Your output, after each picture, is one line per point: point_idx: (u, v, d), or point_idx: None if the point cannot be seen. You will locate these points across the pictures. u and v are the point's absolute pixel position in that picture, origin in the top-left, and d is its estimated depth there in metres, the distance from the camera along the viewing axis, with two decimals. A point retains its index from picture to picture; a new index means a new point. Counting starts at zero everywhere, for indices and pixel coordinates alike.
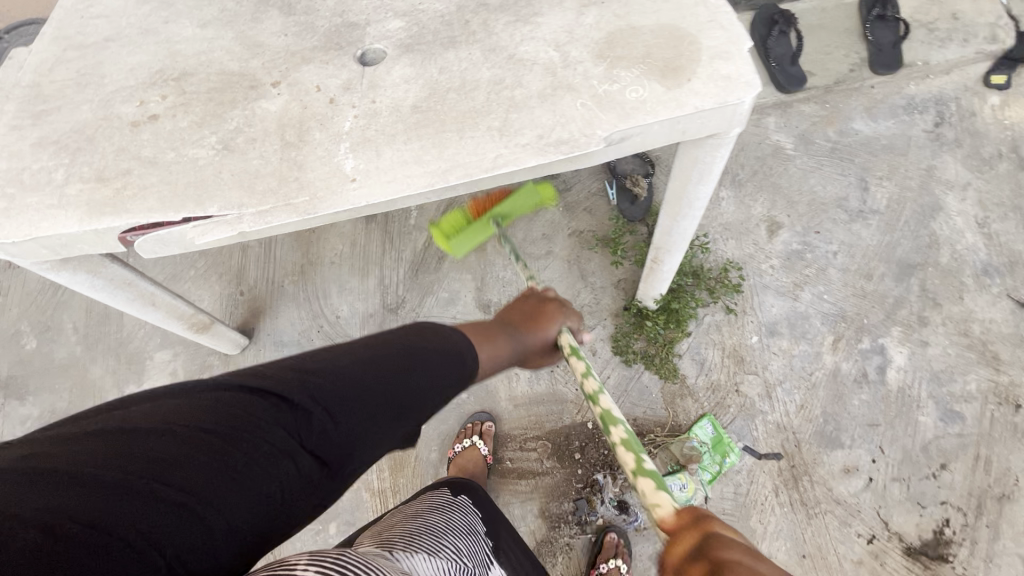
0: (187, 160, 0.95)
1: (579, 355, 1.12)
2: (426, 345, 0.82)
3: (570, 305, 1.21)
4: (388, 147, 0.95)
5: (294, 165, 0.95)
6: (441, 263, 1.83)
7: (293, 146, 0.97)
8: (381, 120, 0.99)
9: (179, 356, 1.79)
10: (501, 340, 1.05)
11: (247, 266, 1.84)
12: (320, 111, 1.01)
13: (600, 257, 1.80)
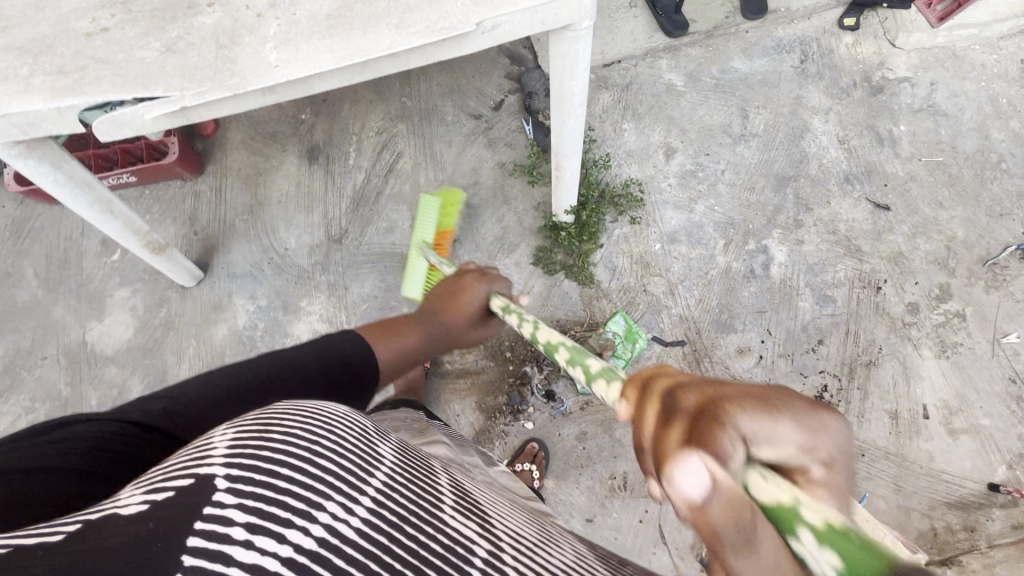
0: (135, 59, 1.12)
1: (511, 311, 1.12)
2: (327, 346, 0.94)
3: (495, 273, 1.24)
4: (305, 43, 1.14)
5: (227, 61, 1.13)
6: (379, 198, 2.04)
7: (225, 48, 1.14)
8: (300, 25, 1.15)
9: (139, 292, 1.94)
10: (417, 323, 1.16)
11: (200, 208, 2.01)
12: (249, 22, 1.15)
13: (520, 183, 2.04)
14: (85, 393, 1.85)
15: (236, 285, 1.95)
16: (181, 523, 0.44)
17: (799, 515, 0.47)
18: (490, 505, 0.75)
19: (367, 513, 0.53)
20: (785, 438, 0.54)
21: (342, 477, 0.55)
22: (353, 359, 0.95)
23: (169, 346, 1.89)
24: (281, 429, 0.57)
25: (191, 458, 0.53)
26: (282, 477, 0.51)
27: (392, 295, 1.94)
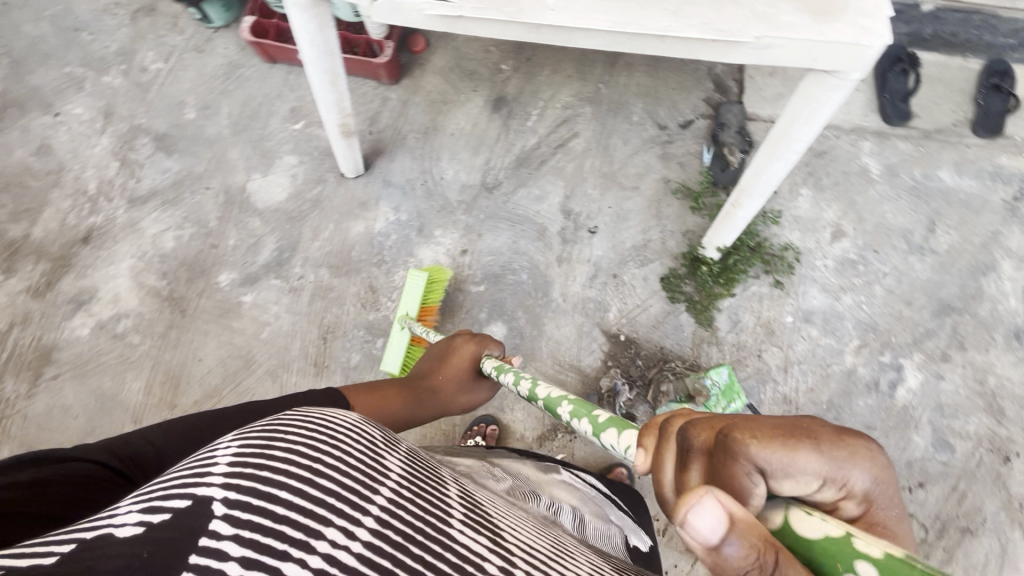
0: None
1: (503, 370, 1.30)
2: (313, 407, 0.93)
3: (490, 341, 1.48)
4: None
5: None
6: (541, 166, 2.07)
7: None
8: None
9: (303, 165, 2.08)
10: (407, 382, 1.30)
11: (382, 113, 2.12)
12: None
13: (678, 205, 2.02)
14: (227, 232, 2.02)
15: (385, 192, 2.04)
16: (175, 555, 0.42)
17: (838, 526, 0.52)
18: (511, 517, 0.68)
19: (370, 537, 0.49)
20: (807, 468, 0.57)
21: (345, 497, 0.51)
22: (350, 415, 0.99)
23: (310, 222, 2.02)
24: (286, 445, 0.54)
25: (193, 472, 0.50)
26: (281, 502, 0.48)
27: (518, 258, 1.98)
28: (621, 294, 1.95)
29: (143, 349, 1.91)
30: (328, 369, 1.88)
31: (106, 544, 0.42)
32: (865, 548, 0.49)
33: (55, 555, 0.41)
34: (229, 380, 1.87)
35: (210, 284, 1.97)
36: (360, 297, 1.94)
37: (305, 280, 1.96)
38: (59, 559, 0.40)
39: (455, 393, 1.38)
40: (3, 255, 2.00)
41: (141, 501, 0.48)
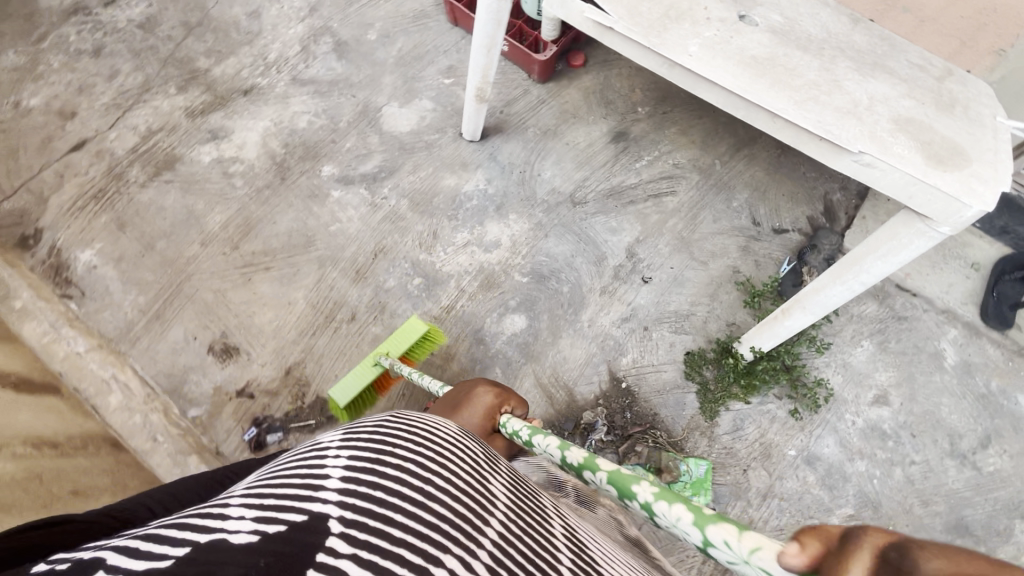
0: None
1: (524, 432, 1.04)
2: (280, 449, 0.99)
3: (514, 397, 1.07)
4: (722, 60, 1.32)
5: (662, 27, 1.36)
6: (629, 205, 2.16)
7: (669, 18, 1.37)
8: (728, 47, 1.34)
9: (434, 112, 2.32)
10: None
11: (518, 100, 2.32)
12: (697, 17, 1.38)
13: (736, 296, 2.02)
14: (349, 136, 2.29)
15: (487, 164, 2.23)
16: (301, 553, 0.43)
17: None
18: (610, 557, 0.72)
19: (486, 562, 0.52)
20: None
21: (457, 527, 0.54)
22: None
23: (415, 158, 2.24)
24: (397, 467, 0.57)
25: (306, 477, 0.53)
26: (396, 524, 0.50)
27: (568, 270, 2.07)
28: (643, 347, 1.97)
29: (239, 193, 2.20)
30: (365, 280, 2.06)
31: (224, 549, 0.42)
32: None
33: (169, 555, 0.42)
34: (286, 248, 2.11)
35: (314, 169, 2.23)
36: (421, 236, 2.12)
37: (386, 201, 2.17)
38: (179, 560, 0.41)
39: None
40: (184, 76, 2.40)
41: (250, 506, 0.49)
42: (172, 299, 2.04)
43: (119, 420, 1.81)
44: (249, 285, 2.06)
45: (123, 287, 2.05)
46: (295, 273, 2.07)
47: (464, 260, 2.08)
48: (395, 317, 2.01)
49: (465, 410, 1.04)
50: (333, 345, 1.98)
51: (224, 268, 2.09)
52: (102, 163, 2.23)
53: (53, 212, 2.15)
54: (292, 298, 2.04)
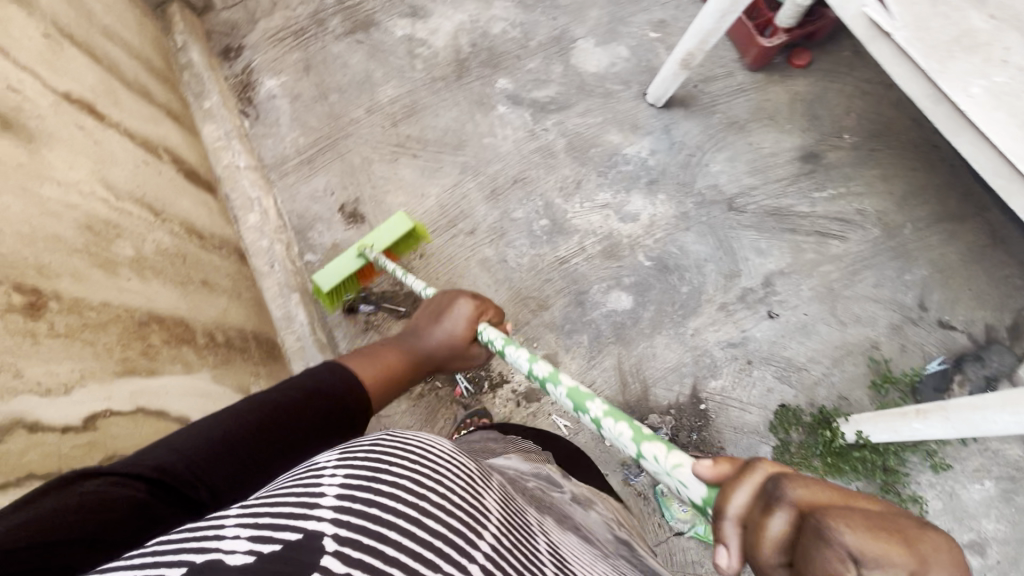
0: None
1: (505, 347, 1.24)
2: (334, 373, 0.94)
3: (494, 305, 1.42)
4: (1004, 116, 1.10)
5: (945, 56, 1.16)
6: (789, 231, 1.95)
7: (957, 47, 1.15)
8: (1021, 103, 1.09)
9: (626, 62, 2.19)
10: (408, 342, 1.28)
11: (718, 78, 2.12)
12: (991, 54, 1.13)
13: (862, 372, 1.80)
14: (534, 57, 2.22)
15: (657, 134, 2.09)
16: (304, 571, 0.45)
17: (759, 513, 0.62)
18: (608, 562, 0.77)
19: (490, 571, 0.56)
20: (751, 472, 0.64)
21: (455, 538, 0.57)
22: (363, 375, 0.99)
23: (589, 102, 2.15)
24: (390, 482, 0.58)
25: (296, 500, 0.54)
26: (390, 543, 0.52)
27: (694, 271, 1.94)
28: (738, 379, 1.83)
29: (415, 76, 2.23)
30: (496, 201, 2.06)
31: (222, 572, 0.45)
32: None
33: None
34: (437, 143, 2.15)
35: (490, 77, 2.21)
36: (564, 181, 2.06)
37: (544, 134, 2.12)
38: None
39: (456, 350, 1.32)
40: None
41: (242, 527, 0.50)
42: (325, 151, 2.17)
43: (249, 238, 1.98)
44: (393, 165, 2.14)
45: (290, 124, 2.21)
46: (436, 170, 2.12)
47: (596, 221, 2.01)
48: (509, 247, 2.01)
49: (449, 318, 1.32)
50: (444, 249, 2.02)
51: (378, 140, 2.17)
52: (311, 5, 2.35)
53: (258, 34, 2.31)
54: (425, 191, 2.09)
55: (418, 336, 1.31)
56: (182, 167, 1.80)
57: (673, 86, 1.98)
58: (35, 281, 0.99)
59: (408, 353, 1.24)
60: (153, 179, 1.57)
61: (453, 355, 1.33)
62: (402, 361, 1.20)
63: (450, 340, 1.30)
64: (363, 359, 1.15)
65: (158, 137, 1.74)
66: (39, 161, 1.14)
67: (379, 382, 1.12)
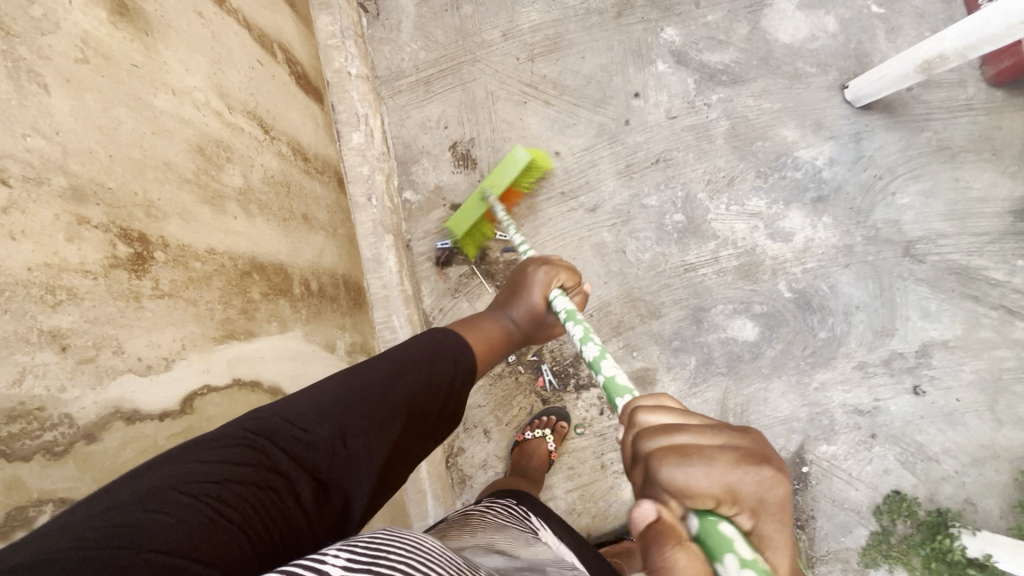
0: None
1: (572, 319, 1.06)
2: (433, 354, 0.87)
3: (574, 270, 1.21)
4: None
5: None
6: (971, 299, 1.63)
7: None
8: None
9: (831, 40, 1.75)
10: (490, 315, 1.14)
11: (942, 87, 1.69)
12: None
13: (1002, 481, 1.57)
14: (717, 7, 1.80)
15: (844, 141, 1.71)
16: None
17: (731, 539, 0.49)
18: None
19: None
20: (740, 493, 0.49)
21: None
22: (456, 356, 0.90)
23: (771, 81, 1.75)
24: (392, 563, 0.45)
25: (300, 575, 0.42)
26: None
27: (841, 317, 1.66)
28: (854, 450, 1.62)
29: (569, 3, 1.86)
30: (629, 180, 1.77)
31: None
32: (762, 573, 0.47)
33: None
34: (575, 93, 1.82)
35: (656, 23, 1.82)
36: (714, 173, 1.74)
37: (705, 110, 1.76)
38: None
39: (532, 329, 1.17)
40: None
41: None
42: (447, 74, 1.88)
43: (350, 161, 1.75)
44: (519, 108, 1.84)
45: (412, 33, 1.91)
46: (569, 125, 1.81)
47: (739, 230, 1.72)
48: (632, 238, 1.75)
49: (527, 288, 1.15)
50: (558, 222, 1.78)
51: (508, 74, 1.86)
52: None
53: None
54: (550, 148, 1.81)
55: (499, 310, 1.17)
56: (294, 69, 1.56)
57: (889, 88, 1.57)
58: (142, 225, 0.83)
59: (497, 329, 1.09)
60: (266, 86, 1.35)
61: (537, 325, 1.17)
62: (501, 334, 1.09)
63: (531, 310, 1.14)
64: (456, 328, 1.03)
65: (274, 30, 1.49)
66: (154, 62, 0.94)
67: (479, 346, 1.01)
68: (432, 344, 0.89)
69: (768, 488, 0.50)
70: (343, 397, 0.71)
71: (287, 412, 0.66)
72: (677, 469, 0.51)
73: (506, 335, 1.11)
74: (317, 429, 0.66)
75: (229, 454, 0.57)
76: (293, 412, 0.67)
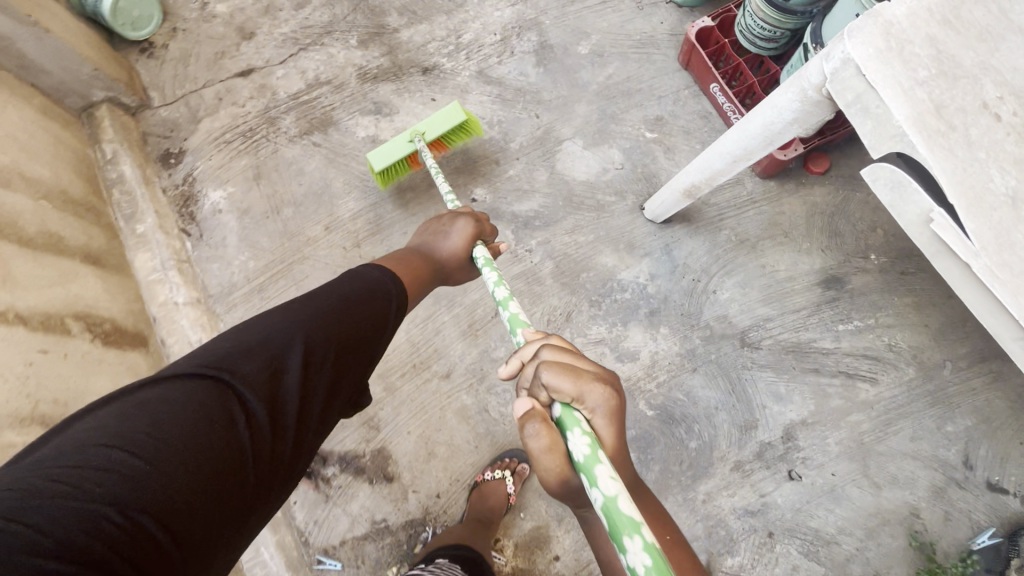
0: (983, 178, 0.89)
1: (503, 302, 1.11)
2: (348, 283, 0.94)
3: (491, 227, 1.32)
4: None
5: None
6: (811, 372, 1.71)
7: None
8: None
9: (621, 169, 1.92)
10: (415, 250, 1.22)
11: (725, 189, 1.87)
12: None
13: (901, 548, 1.56)
14: (515, 161, 1.95)
15: (659, 255, 1.83)
16: None
17: (578, 420, 0.81)
18: None
19: None
20: (587, 398, 0.81)
21: None
22: (370, 287, 0.97)
23: (579, 216, 1.88)
24: None
25: None
26: None
27: (705, 421, 1.69)
28: (758, 555, 1.59)
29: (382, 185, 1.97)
30: (475, 339, 1.80)
31: None
32: (599, 462, 0.75)
33: None
34: None
35: (466, 187, 1.94)
36: (552, 312, 1.80)
37: (528, 255, 1.86)
38: None
39: (454, 273, 1.26)
40: (369, 30, 2.15)
41: None
42: (279, 276, 1.90)
43: None
44: None
45: (238, 245, 1.94)
46: None
47: (589, 360, 1.76)
48: (491, 394, 1.75)
49: (450, 234, 1.24)
50: (415, 398, 1.76)
51: (337, 263, 1.90)
52: (262, 101, 2.09)
53: (202, 136, 2.06)
54: None
55: (426, 245, 1.24)
56: (98, 330, 1.52)
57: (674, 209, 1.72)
58: None
59: (422, 257, 1.19)
60: (51, 373, 1.30)
61: (460, 268, 1.26)
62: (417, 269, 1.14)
63: (454, 253, 1.23)
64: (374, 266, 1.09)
65: (66, 300, 1.46)
66: None
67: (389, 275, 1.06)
68: (347, 283, 0.95)
69: (606, 398, 0.81)
70: (281, 318, 0.84)
71: (239, 340, 0.79)
72: (550, 374, 0.82)
73: (425, 265, 1.18)
74: (258, 350, 0.78)
75: (180, 393, 0.69)
76: (233, 340, 0.79)
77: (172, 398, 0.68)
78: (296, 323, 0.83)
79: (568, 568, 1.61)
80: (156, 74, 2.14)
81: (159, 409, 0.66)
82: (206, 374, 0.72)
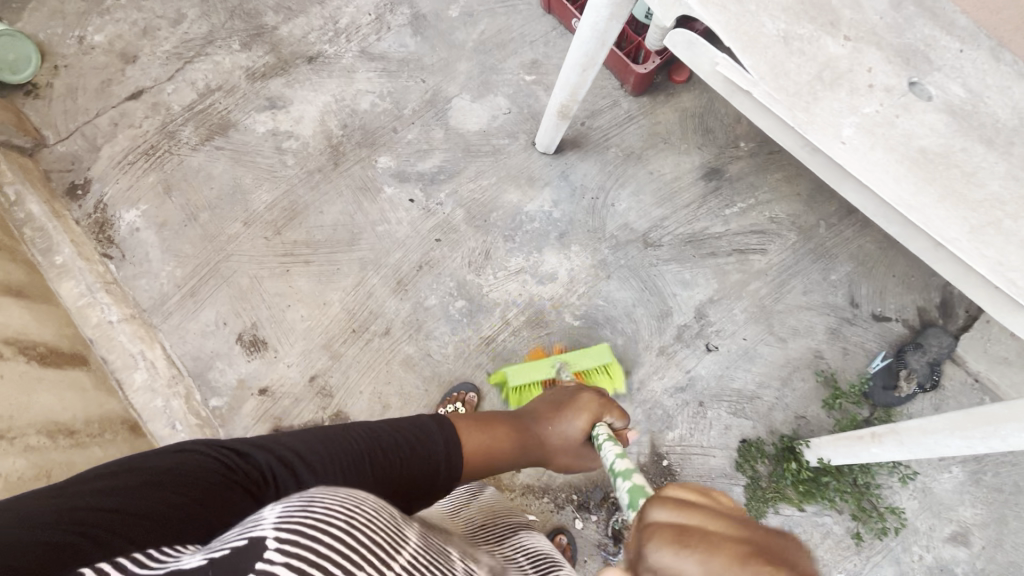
0: (753, 24, 1.08)
1: None
2: (409, 427, 0.85)
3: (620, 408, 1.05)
4: (870, 161, 1.04)
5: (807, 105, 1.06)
6: (710, 256, 1.89)
7: (799, 109, 1.06)
8: (875, 156, 1.04)
9: (509, 113, 2.06)
10: (518, 421, 1.02)
11: (605, 112, 2.03)
12: (827, 119, 1.05)
13: (813, 388, 1.77)
14: (410, 125, 2.07)
15: (557, 182, 1.98)
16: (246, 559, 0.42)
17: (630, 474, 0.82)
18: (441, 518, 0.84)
19: None
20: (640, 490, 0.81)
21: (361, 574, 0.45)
22: (433, 446, 0.84)
23: (479, 163, 2.02)
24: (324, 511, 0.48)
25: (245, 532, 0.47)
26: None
27: (626, 319, 1.85)
28: (694, 423, 1.76)
29: (289, 173, 2.05)
30: (405, 294, 1.91)
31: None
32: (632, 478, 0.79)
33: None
34: (327, 243, 1.98)
35: (370, 158, 2.05)
36: (472, 254, 1.93)
37: (439, 208, 1.98)
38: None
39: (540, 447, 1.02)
40: (249, 32, 2.22)
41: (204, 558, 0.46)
42: (208, 278, 1.96)
43: (141, 401, 1.79)
44: (284, 278, 1.95)
45: (162, 258, 1.99)
46: (333, 274, 1.94)
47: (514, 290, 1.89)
48: (430, 340, 1.87)
49: (568, 413, 1.02)
50: (361, 358, 1.86)
51: (262, 254, 1.98)
52: (157, 118, 2.14)
53: (104, 163, 2.09)
54: (327, 299, 1.92)
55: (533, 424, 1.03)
56: (35, 352, 1.56)
57: (556, 138, 1.88)
58: None
59: (519, 436, 0.99)
60: None
61: (570, 455, 1.04)
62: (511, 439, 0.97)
63: (569, 439, 1.01)
64: (467, 425, 0.93)
65: None
66: None
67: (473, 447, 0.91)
68: (407, 425, 0.85)
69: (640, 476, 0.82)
70: (326, 440, 0.76)
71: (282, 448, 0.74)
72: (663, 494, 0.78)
73: (516, 444, 0.98)
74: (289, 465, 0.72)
75: (199, 468, 0.66)
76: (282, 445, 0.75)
77: (188, 469, 0.65)
78: (330, 447, 0.75)
79: (530, 477, 1.75)
80: (46, 113, 2.15)
81: (177, 470, 0.64)
82: (230, 462, 0.69)
